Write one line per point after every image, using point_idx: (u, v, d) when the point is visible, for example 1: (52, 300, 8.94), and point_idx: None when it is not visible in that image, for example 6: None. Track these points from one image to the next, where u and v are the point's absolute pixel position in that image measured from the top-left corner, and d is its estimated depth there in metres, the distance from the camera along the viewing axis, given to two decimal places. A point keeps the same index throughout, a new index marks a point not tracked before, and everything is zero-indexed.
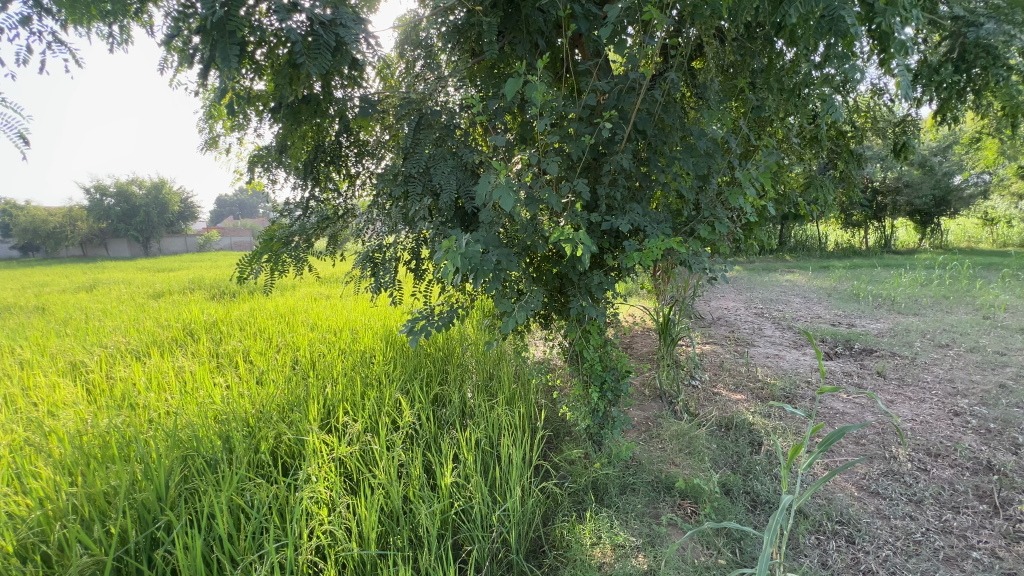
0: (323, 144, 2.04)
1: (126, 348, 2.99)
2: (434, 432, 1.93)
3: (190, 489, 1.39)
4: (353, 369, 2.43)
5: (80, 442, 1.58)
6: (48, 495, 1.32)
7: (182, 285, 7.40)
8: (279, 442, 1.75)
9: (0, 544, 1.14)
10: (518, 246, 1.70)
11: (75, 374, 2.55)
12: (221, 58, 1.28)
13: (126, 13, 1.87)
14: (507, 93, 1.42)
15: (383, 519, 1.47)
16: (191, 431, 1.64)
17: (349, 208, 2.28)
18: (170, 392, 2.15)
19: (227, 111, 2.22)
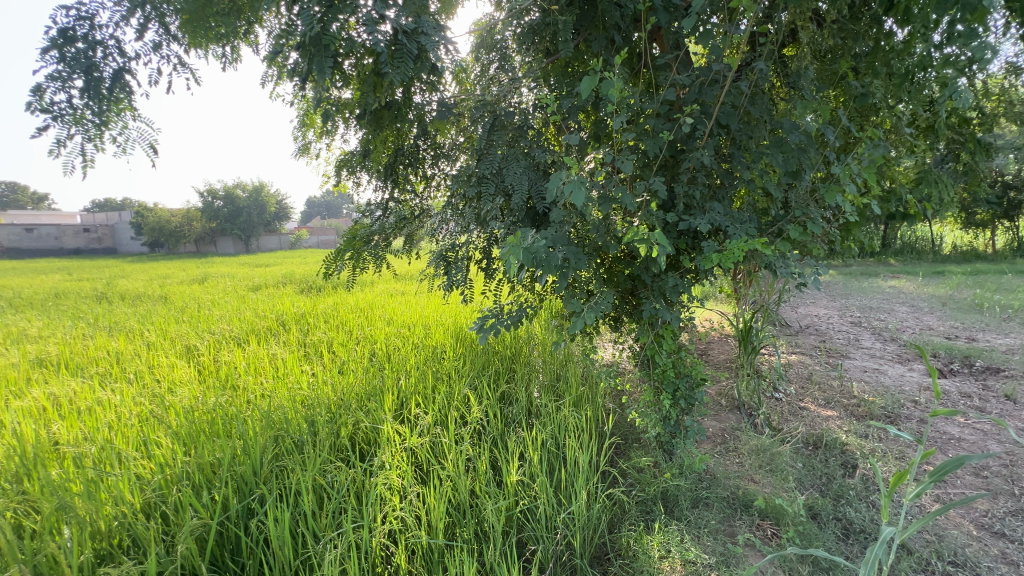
0: (402, 148, 2.14)
1: (230, 335, 3.35)
2: (501, 429, 1.95)
3: (280, 466, 1.52)
4: (425, 363, 2.54)
5: (192, 417, 1.79)
6: (167, 462, 1.51)
7: (277, 279, 8.13)
8: (357, 429, 1.86)
9: (130, 500, 1.31)
10: (589, 247, 1.68)
11: (190, 355, 2.90)
12: (317, 70, 1.38)
13: (237, 34, 2.09)
14: (581, 91, 1.40)
15: (451, 511, 1.52)
16: (282, 414, 1.80)
17: (425, 208, 2.37)
18: (264, 376, 2.37)
19: (319, 119, 2.40)
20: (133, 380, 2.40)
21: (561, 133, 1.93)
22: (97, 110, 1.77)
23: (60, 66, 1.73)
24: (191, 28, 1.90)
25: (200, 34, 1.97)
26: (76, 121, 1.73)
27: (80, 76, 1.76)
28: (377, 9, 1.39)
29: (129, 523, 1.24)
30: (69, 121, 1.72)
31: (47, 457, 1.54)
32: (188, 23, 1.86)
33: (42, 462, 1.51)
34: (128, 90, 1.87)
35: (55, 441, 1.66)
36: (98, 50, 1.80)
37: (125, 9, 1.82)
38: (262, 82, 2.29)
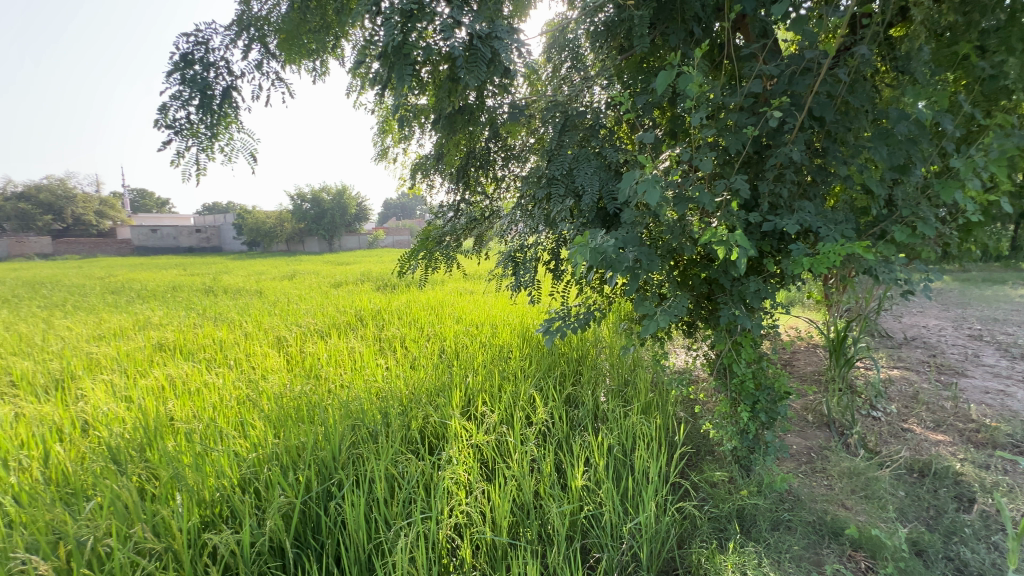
0: (474, 151, 2.15)
1: (315, 328, 3.62)
2: (567, 432, 1.94)
3: (356, 453, 1.61)
4: (492, 362, 2.58)
5: (282, 402, 1.95)
6: (260, 442, 1.66)
7: (356, 277, 8.67)
8: (427, 423, 1.93)
9: (229, 474, 1.45)
10: (662, 248, 1.61)
11: (281, 346, 3.17)
12: (398, 78, 1.45)
13: (326, 49, 2.25)
14: (657, 87, 1.34)
15: (515, 510, 1.53)
16: (359, 404, 1.91)
17: (495, 209, 2.41)
18: (344, 368, 2.53)
19: (397, 125, 2.53)
20: (233, 366, 2.67)
21: (635, 131, 1.87)
22: (208, 124, 2.04)
23: (182, 86, 1.99)
24: (288, 46, 2.07)
25: (295, 51, 2.15)
26: (191, 134, 2.01)
27: (197, 95, 2.00)
28: (453, 16, 1.43)
29: (228, 495, 1.38)
30: (186, 135, 2.00)
31: (165, 430, 1.75)
32: (285, 42, 2.04)
33: (161, 435, 1.72)
34: (234, 105, 2.11)
35: (171, 417, 1.88)
36: (211, 70, 2.04)
37: (233, 33, 2.03)
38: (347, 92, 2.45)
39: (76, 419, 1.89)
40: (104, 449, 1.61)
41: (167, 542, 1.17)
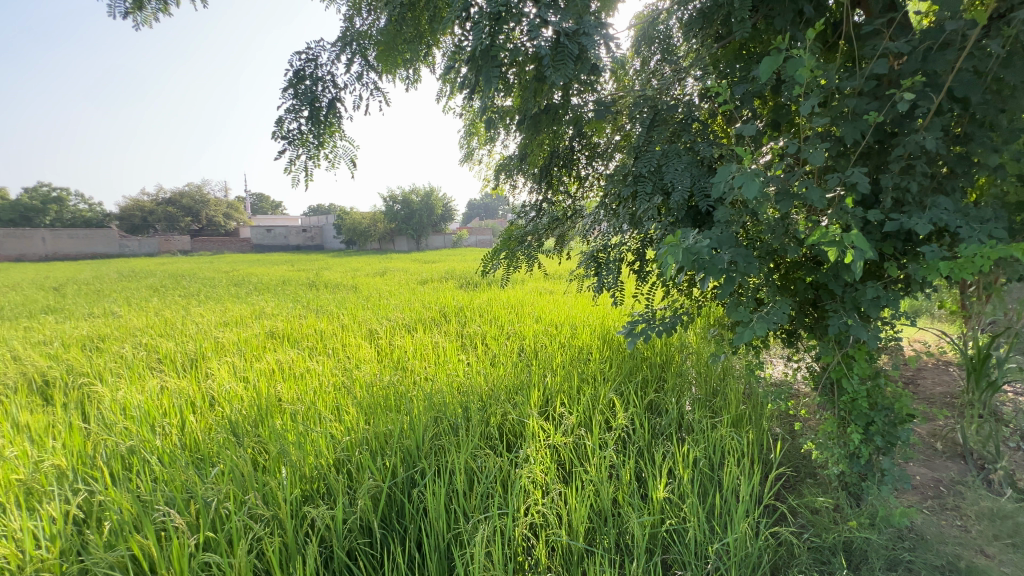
0: (558, 150, 2.16)
1: (403, 322, 3.83)
2: (648, 440, 1.86)
3: (438, 445, 1.67)
4: (570, 363, 2.55)
5: (372, 391, 2.09)
6: (353, 426, 1.79)
7: (440, 275, 9.05)
8: (505, 420, 1.95)
9: (327, 454, 1.58)
10: (761, 249, 1.49)
11: (372, 338, 3.40)
12: (485, 81, 1.48)
13: (419, 57, 2.37)
14: (759, 75, 1.23)
15: (592, 516, 1.49)
16: (441, 397, 1.99)
17: (578, 209, 2.38)
18: (428, 361, 2.65)
19: (482, 127, 2.59)
20: (332, 354, 2.91)
21: (731, 124, 1.75)
22: (315, 134, 2.25)
23: (295, 100, 2.21)
24: (385, 57, 2.21)
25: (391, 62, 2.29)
26: (301, 143, 2.23)
27: (307, 107, 2.21)
28: (541, 15, 1.43)
29: (324, 473, 1.50)
30: (297, 144, 2.22)
31: (274, 409, 1.95)
32: (383, 53, 2.17)
33: (271, 414, 1.91)
34: (337, 115, 2.30)
35: (279, 398, 2.09)
36: (319, 84, 2.23)
37: (338, 49, 2.22)
38: (436, 97, 2.56)
39: (205, 394, 2.17)
40: (225, 422, 1.83)
41: (273, 510, 1.29)
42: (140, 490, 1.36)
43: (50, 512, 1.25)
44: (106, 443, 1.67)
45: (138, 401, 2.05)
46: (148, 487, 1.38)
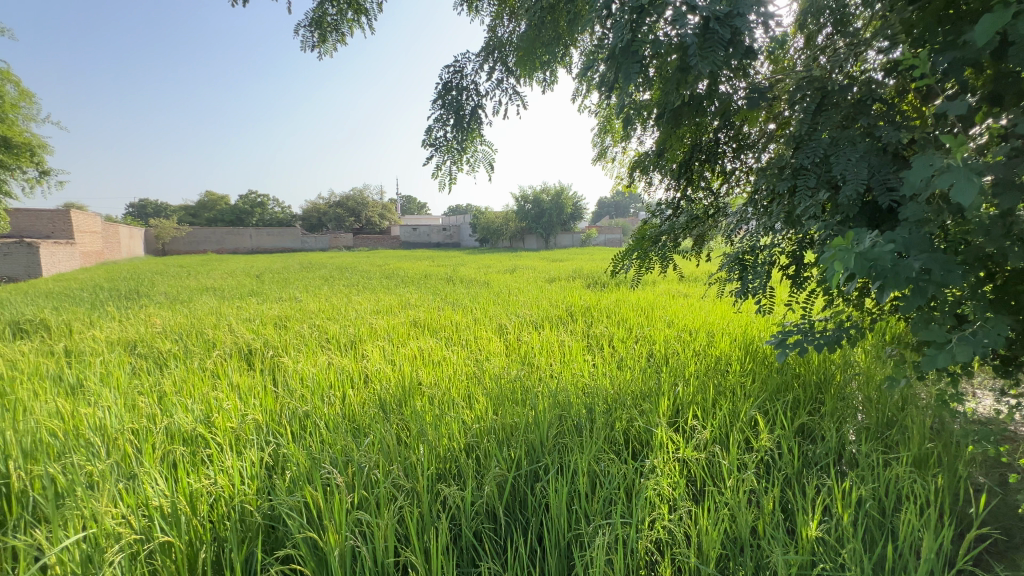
0: (700, 143, 2.06)
1: (531, 318, 3.94)
2: (798, 468, 1.63)
3: (562, 443, 1.68)
4: (705, 373, 2.37)
5: (501, 383, 2.19)
6: (483, 415, 1.89)
7: (568, 274, 9.12)
8: (631, 426, 1.89)
9: (459, 438, 1.69)
10: (967, 255, 1.20)
11: (502, 332, 3.56)
12: (624, 78, 1.45)
13: (556, 59, 2.41)
14: (976, 40, 0.99)
15: (726, 543, 1.36)
16: (567, 396, 2.00)
17: (721, 206, 2.19)
18: (554, 359, 2.69)
19: (618, 124, 2.55)
20: (465, 345, 3.12)
21: (928, 101, 1.44)
22: (459, 140, 2.42)
23: (443, 110, 2.42)
24: (524, 61, 2.28)
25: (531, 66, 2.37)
26: (447, 150, 2.43)
27: (453, 116, 2.40)
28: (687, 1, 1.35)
29: (456, 455, 1.60)
30: (443, 150, 2.42)
31: (416, 391, 2.15)
32: (523, 57, 2.26)
33: (413, 395, 2.11)
34: (479, 121, 2.45)
35: (420, 381, 2.30)
36: (464, 93, 2.40)
37: (482, 59, 2.36)
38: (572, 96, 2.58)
39: (362, 372, 2.50)
40: (377, 399, 2.07)
41: (412, 481, 1.41)
42: (312, 448, 1.61)
43: (251, 456, 1.55)
44: (290, 406, 2.01)
45: (313, 373, 2.43)
46: (318, 446, 1.63)
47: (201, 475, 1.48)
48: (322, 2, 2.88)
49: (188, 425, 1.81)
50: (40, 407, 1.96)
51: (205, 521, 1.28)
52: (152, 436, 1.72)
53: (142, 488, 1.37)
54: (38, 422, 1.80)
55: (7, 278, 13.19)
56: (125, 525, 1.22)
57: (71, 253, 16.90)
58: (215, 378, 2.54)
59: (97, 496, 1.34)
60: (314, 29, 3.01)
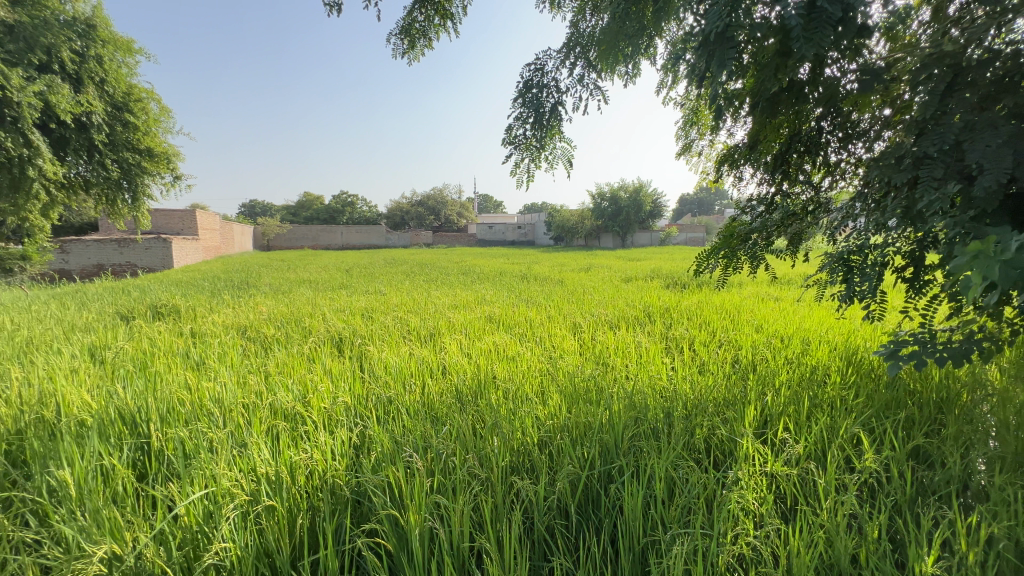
0: (800, 132, 1.89)
1: (606, 318, 3.87)
2: (912, 495, 1.45)
3: (638, 446, 1.63)
4: (799, 383, 2.19)
5: (575, 382, 2.17)
6: (557, 412, 1.89)
7: (645, 274, 8.82)
8: (713, 434, 1.79)
9: (533, 433, 1.70)
10: None
11: (576, 331, 3.53)
12: (717, 66, 1.38)
13: (640, 51, 2.36)
14: None
15: (821, 569, 1.24)
16: (643, 399, 1.94)
17: (823, 202, 2.00)
18: (630, 360, 2.62)
19: (707, 115, 2.43)
20: (539, 342, 3.14)
21: None
22: (538, 138, 2.48)
23: (523, 108, 2.46)
24: (606, 54, 2.26)
25: (612, 59, 2.34)
26: (526, 147, 2.51)
27: (533, 113, 2.44)
28: None
29: (530, 449, 1.62)
30: (522, 148, 2.52)
31: (491, 385, 2.21)
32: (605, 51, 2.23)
33: (488, 389, 2.17)
34: (559, 117, 2.46)
35: (495, 375, 2.36)
36: (544, 90, 2.41)
37: (562, 55, 2.39)
38: (656, 89, 2.50)
39: (440, 363, 2.60)
40: (454, 390, 2.15)
41: (486, 471, 1.45)
42: (394, 432, 1.71)
43: (341, 435, 1.67)
44: (375, 391, 2.15)
45: (396, 362, 2.58)
46: (400, 431, 1.72)
47: (299, 448, 1.62)
48: (411, 11, 3.03)
49: (289, 403, 2.00)
50: (173, 380, 2.27)
51: (302, 491, 1.41)
52: (259, 411, 1.92)
53: (252, 455, 1.53)
54: (171, 392, 2.08)
55: (147, 269, 15.37)
56: (237, 487, 1.38)
57: (195, 247, 19.31)
58: (311, 362, 2.78)
59: (216, 460, 1.52)
60: (404, 36, 3.19)
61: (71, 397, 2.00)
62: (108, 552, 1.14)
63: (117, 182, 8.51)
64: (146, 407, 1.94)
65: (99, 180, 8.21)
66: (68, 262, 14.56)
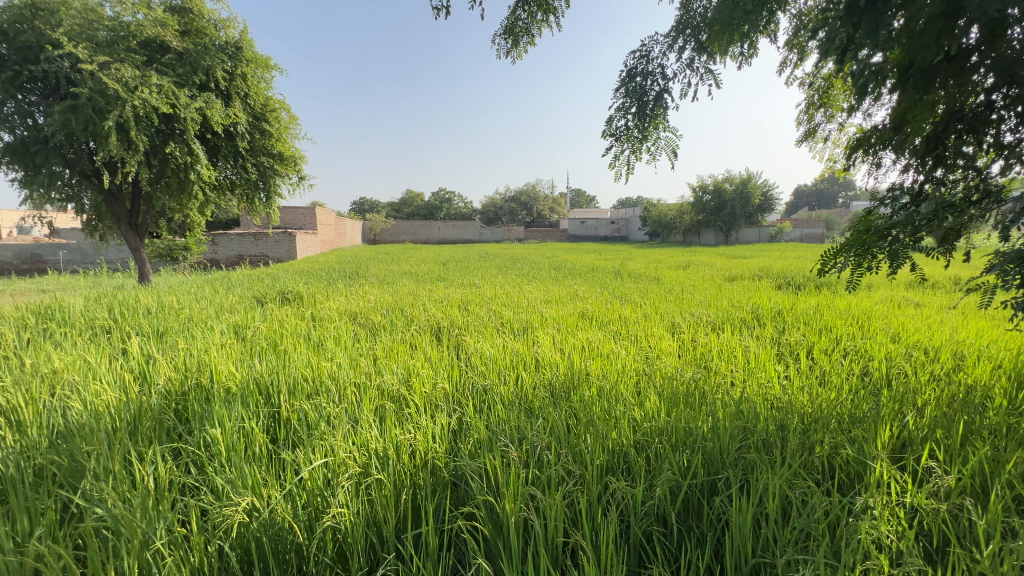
0: (961, 109, 1.61)
1: (708, 319, 3.63)
2: None
3: (746, 459, 1.50)
4: (950, 403, 1.86)
5: (674, 385, 2.07)
6: (655, 414, 1.81)
7: (753, 273, 8.10)
8: (836, 454, 1.59)
9: (629, 435, 1.64)
10: None
11: (674, 330, 3.36)
12: (869, 33, 1.37)
13: (758, 28, 2.18)
14: None
15: None
16: (752, 408, 1.79)
17: (991, 190, 1.69)
18: (736, 366, 2.42)
19: (845, 87, 2.19)
20: (636, 340, 3.03)
21: None
22: (640, 129, 2.50)
23: (627, 98, 2.45)
24: (721, 35, 2.14)
25: (723, 39, 2.21)
26: (627, 139, 2.55)
27: (635, 103, 2.43)
28: None
29: (625, 450, 1.56)
30: (623, 140, 2.58)
31: (584, 381, 2.18)
32: (716, 30, 2.10)
33: (581, 385, 2.14)
34: (663, 106, 2.43)
35: (588, 371, 2.32)
36: (649, 78, 2.38)
37: (670, 40, 2.35)
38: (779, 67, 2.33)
39: (533, 356, 2.62)
40: (547, 384, 2.16)
41: (581, 468, 1.42)
42: (490, 421, 1.76)
43: (441, 420, 1.76)
44: (471, 381, 2.23)
45: (492, 353, 2.65)
46: (496, 420, 1.76)
47: (403, 429, 1.73)
48: (514, 9, 3.09)
49: (394, 385, 2.15)
50: (298, 358, 2.55)
51: (407, 468, 1.49)
52: (369, 391, 2.08)
53: (364, 431, 1.67)
54: (297, 368, 2.34)
55: (277, 259, 17.47)
56: (352, 459, 1.50)
57: (314, 241, 21.54)
58: (413, 348, 2.95)
59: (334, 433, 1.68)
60: (507, 35, 3.26)
61: (221, 367, 2.34)
62: (249, 503, 1.31)
63: (255, 183, 9.75)
64: (278, 380, 2.20)
65: (241, 181, 9.46)
66: (217, 252, 17.04)
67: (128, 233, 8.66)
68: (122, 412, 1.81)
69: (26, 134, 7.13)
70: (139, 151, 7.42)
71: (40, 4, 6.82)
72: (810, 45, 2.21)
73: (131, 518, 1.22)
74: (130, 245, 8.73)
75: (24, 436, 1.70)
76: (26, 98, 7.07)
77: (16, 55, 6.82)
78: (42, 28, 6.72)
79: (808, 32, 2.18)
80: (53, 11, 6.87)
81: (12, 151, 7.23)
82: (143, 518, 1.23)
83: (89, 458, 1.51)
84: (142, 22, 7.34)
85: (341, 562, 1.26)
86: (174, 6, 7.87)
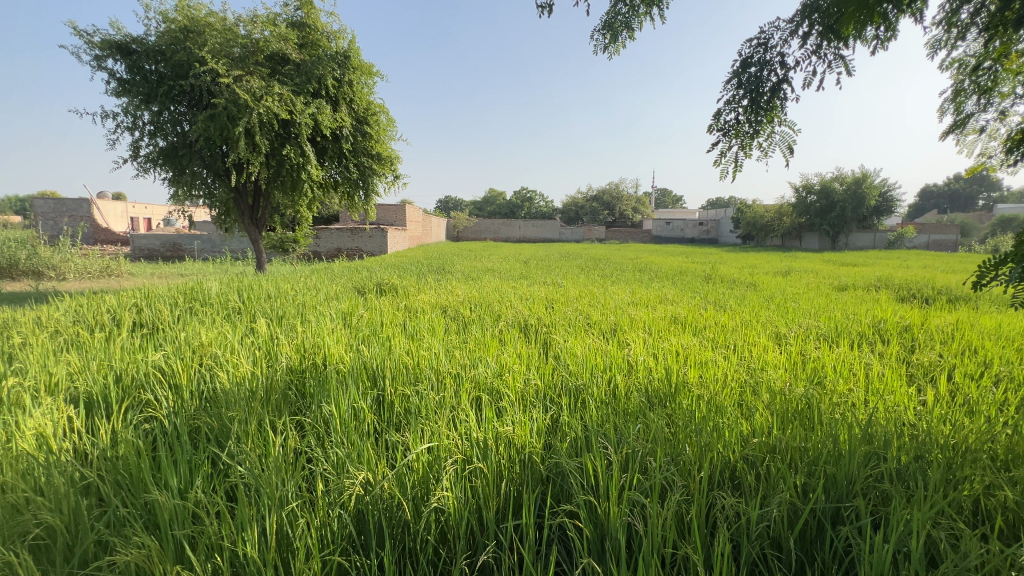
0: None
1: (818, 331, 3.31)
2: None
3: (879, 490, 1.34)
4: None
5: (785, 399, 1.91)
6: (765, 430, 1.68)
7: (867, 280, 7.28)
8: (991, 495, 1.37)
9: (736, 450, 1.53)
10: None
11: (779, 341, 3.11)
12: None
13: (903, 6, 1.95)
14: None
15: None
16: (884, 436, 1.60)
17: None
18: (857, 385, 2.19)
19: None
20: (736, 350, 2.85)
21: None
22: (751, 123, 2.38)
23: (738, 90, 2.34)
24: (856, 19, 1.99)
25: (857, 21, 2.01)
26: (736, 134, 2.44)
27: (748, 94, 2.32)
28: None
29: (734, 466, 1.46)
30: (732, 135, 2.46)
31: (682, 388, 2.08)
32: (849, 11, 1.92)
33: (679, 392, 2.04)
34: (780, 97, 2.29)
35: (687, 378, 2.22)
36: (766, 69, 2.25)
37: (794, 24, 2.28)
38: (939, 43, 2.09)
39: (625, 359, 2.56)
40: (642, 389, 2.09)
41: (685, 479, 1.36)
42: (586, 421, 1.74)
43: (537, 416, 1.77)
44: (564, 379, 2.23)
45: (582, 352, 2.64)
46: (593, 421, 1.75)
47: (500, 421, 1.77)
48: (614, 4, 3.03)
49: (489, 378, 2.21)
50: (399, 346, 2.71)
51: (504, 460, 1.52)
52: (465, 381, 2.17)
53: (464, 421, 1.74)
54: (400, 355, 2.49)
55: (371, 254, 18.74)
56: (454, 446, 1.57)
57: (404, 236, 22.77)
58: (503, 343, 3.02)
59: (437, 420, 1.76)
60: (606, 31, 3.21)
61: (334, 350, 2.57)
62: (365, 477, 1.40)
63: (356, 182, 10.51)
64: (383, 366, 2.36)
65: (345, 179, 10.26)
66: (320, 245, 18.68)
67: (250, 227, 9.79)
68: (255, 384, 2.05)
69: (175, 140, 8.31)
70: (261, 153, 8.32)
71: (191, 26, 7.88)
72: (972, 22, 1.92)
73: (267, 478, 1.37)
74: (251, 237, 9.84)
75: (181, 399, 1.99)
76: (177, 109, 8.23)
77: (171, 72, 7.96)
78: (191, 48, 7.77)
79: (969, 7, 1.90)
80: (201, 32, 7.92)
81: (165, 155, 8.45)
82: (276, 479, 1.37)
83: (233, 421, 1.74)
84: (269, 38, 8.23)
85: (443, 543, 1.31)
86: (296, 22, 8.71)
